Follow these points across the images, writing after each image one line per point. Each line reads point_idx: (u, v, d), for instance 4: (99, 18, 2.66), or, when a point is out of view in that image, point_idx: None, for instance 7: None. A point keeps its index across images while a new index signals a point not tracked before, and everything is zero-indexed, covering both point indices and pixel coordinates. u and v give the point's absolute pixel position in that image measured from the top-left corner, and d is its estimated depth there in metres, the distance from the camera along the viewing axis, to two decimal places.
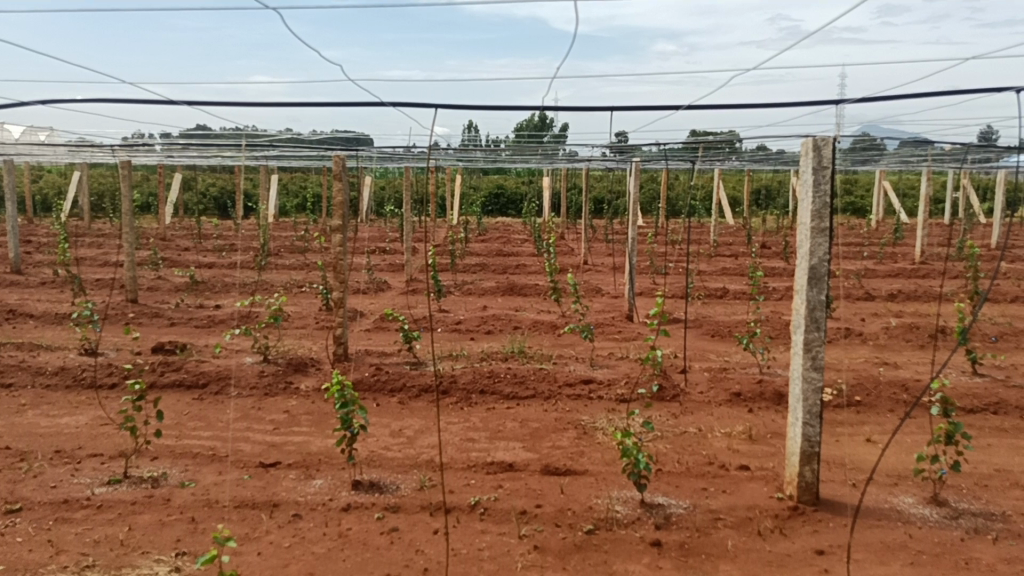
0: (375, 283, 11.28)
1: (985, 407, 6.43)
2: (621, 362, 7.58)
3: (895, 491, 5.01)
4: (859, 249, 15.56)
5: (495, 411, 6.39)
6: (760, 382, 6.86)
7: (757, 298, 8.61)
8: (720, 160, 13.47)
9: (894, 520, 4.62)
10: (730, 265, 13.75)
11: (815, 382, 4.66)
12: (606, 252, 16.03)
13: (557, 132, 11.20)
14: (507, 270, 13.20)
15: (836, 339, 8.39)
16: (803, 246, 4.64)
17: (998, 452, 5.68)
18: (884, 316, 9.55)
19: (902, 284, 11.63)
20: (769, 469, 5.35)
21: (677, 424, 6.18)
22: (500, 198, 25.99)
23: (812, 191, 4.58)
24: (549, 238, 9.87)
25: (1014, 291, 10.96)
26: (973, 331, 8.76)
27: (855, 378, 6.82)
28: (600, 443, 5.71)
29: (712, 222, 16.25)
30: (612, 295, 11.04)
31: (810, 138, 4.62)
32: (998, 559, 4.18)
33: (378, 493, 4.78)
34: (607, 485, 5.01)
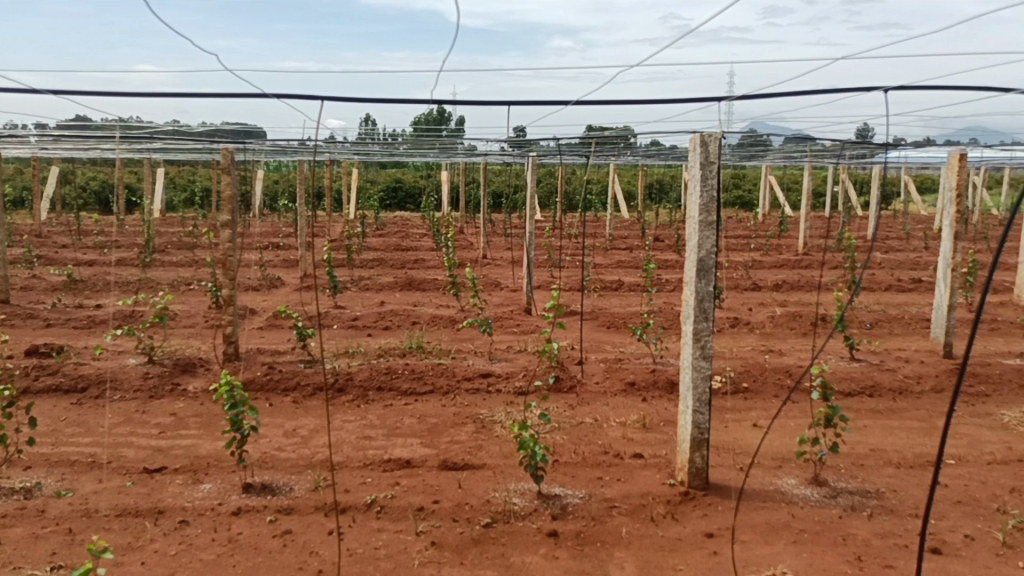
0: (268, 279, 10.99)
1: (862, 390, 6.78)
2: (519, 356, 7.62)
3: (779, 473, 5.23)
4: (746, 241, 16.16)
5: (393, 407, 6.33)
6: (653, 372, 7.03)
7: (650, 290, 8.81)
8: (615, 155, 13.70)
9: (778, 501, 4.82)
10: (625, 258, 14.03)
11: (704, 371, 4.80)
12: (504, 246, 16.08)
13: (454, 125, 11.16)
14: (405, 265, 13.09)
15: (725, 328, 8.67)
16: (692, 239, 4.76)
17: (874, 432, 6.00)
18: (769, 306, 9.94)
19: (786, 274, 12.13)
20: (662, 456, 5.49)
21: (574, 415, 6.27)
22: (397, 192, 25.76)
23: (700, 185, 4.72)
24: (446, 232, 9.82)
25: (888, 280, 11.59)
26: (851, 319, 9.21)
27: (742, 366, 7.07)
28: (498, 436, 5.74)
29: (608, 216, 16.54)
30: (511, 288, 11.08)
31: (698, 133, 4.75)
32: (872, 534, 4.41)
33: (271, 495, 4.66)
34: (504, 478, 5.04)
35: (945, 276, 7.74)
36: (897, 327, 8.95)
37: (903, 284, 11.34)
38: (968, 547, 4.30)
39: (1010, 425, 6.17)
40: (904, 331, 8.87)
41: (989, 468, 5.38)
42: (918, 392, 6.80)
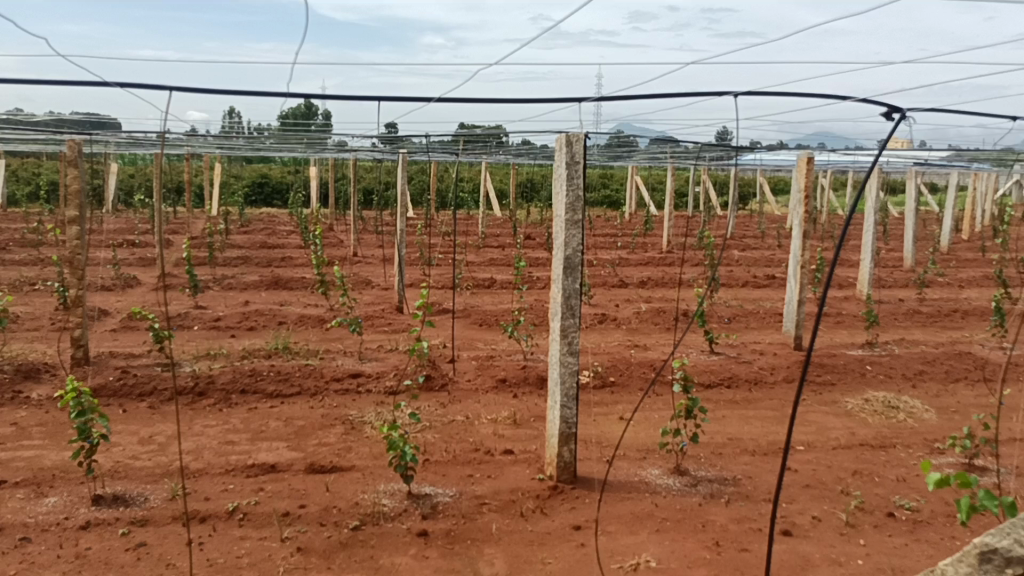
0: (123, 279, 10.42)
1: (721, 381, 7.09)
2: (390, 355, 7.54)
3: (643, 464, 5.39)
4: (613, 239, 16.60)
5: (257, 411, 6.13)
6: (524, 368, 7.11)
7: (521, 288, 8.91)
8: (486, 153, 13.76)
9: (642, 491, 4.97)
10: (497, 256, 14.13)
11: (571, 366, 4.89)
12: (375, 244, 15.87)
13: (323, 120, 10.90)
14: (272, 263, 12.70)
15: (593, 325, 8.87)
16: (558, 237, 4.83)
17: (731, 422, 6.29)
18: (636, 302, 10.25)
19: (650, 271, 12.54)
20: (531, 451, 5.56)
21: (445, 413, 6.26)
22: (264, 188, 24.97)
23: (566, 185, 4.80)
24: (315, 229, 9.59)
25: (745, 276, 12.18)
26: (711, 314, 9.64)
27: (609, 361, 7.26)
28: (368, 437, 5.65)
29: (480, 214, 16.60)
30: (382, 287, 10.95)
31: (563, 134, 4.84)
32: (730, 519, 4.61)
33: (124, 507, 4.41)
34: (373, 479, 4.97)
35: (796, 273, 8.19)
36: (753, 321, 9.41)
37: (758, 280, 11.93)
38: (816, 528, 4.57)
39: (853, 412, 6.60)
40: (759, 325, 9.34)
41: (834, 453, 5.74)
42: (771, 382, 7.18)
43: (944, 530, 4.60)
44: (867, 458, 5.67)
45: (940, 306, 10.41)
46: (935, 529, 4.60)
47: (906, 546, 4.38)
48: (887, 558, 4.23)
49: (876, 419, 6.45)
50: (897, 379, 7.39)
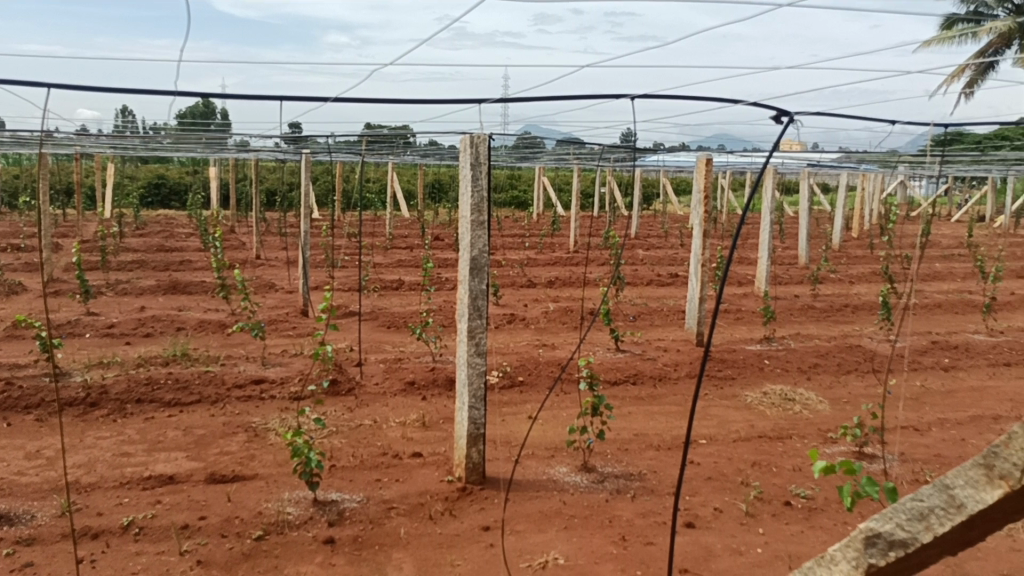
0: (6, 285, 9.87)
1: (626, 378, 7.23)
2: (294, 360, 7.38)
3: (551, 463, 5.44)
4: (521, 239, 16.71)
5: (154, 420, 5.90)
6: (432, 370, 7.08)
7: (429, 289, 8.87)
8: (392, 154, 13.64)
9: (550, 489, 5.01)
10: (404, 257, 14.02)
11: (478, 367, 4.89)
12: (279, 247, 15.52)
13: (223, 119, 10.61)
14: (169, 267, 12.27)
15: (501, 325, 8.91)
16: (464, 238, 4.82)
17: (637, 418, 6.41)
18: (543, 301, 10.33)
19: (558, 271, 12.67)
20: (440, 453, 5.54)
21: (352, 418, 6.17)
22: (160, 188, 24.09)
23: (471, 186, 4.81)
24: (215, 231, 9.30)
25: (649, 275, 12.45)
26: (617, 312, 9.81)
27: (517, 361, 7.30)
28: (272, 444, 5.52)
29: (387, 215, 16.42)
30: (286, 290, 10.72)
31: (466, 134, 4.85)
32: (635, 514, 4.70)
33: (8, 526, 4.18)
34: (278, 487, 4.86)
35: (697, 271, 8.42)
36: (657, 319, 9.62)
37: (662, 278, 12.20)
38: (717, 519, 4.71)
39: (752, 405, 6.82)
40: (663, 322, 9.56)
41: (734, 445, 5.92)
42: (675, 377, 7.36)
43: (836, 516, 4.81)
44: (765, 449, 5.87)
45: (832, 301, 10.87)
46: (829, 516, 4.80)
47: (802, 533, 4.56)
48: (785, 545, 4.39)
49: (774, 411, 6.68)
50: (793, 372, 7.68)
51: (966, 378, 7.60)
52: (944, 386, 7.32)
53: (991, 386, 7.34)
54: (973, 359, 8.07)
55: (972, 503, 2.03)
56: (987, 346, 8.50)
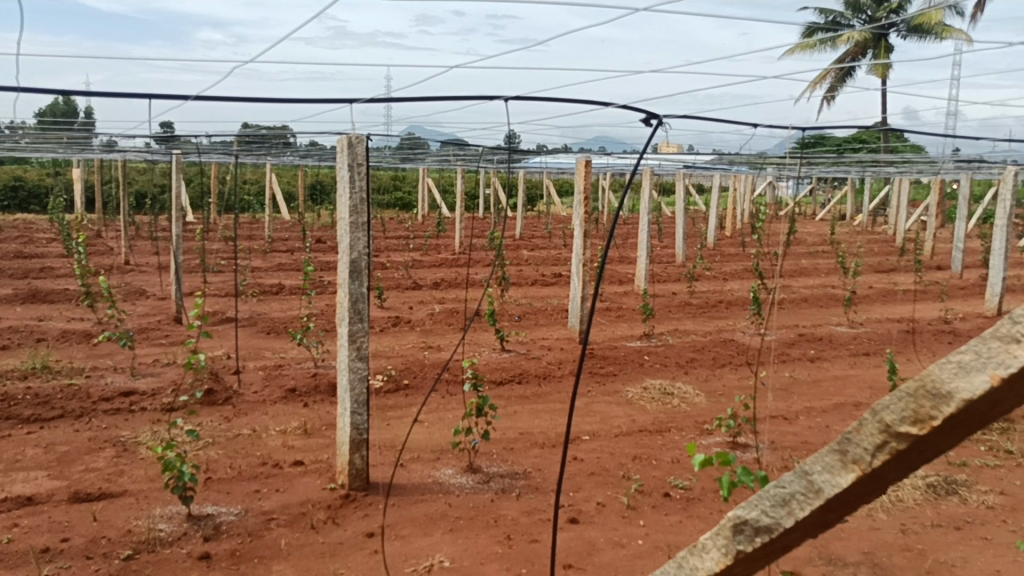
0: None
1: (512, 377, 7.28)
2: (167, 369, 7.06)
3: (437, 465, 5.42)
4: (406, 241, 16.58)
5: (11, 438, 5.53)
6: (314, 376, 6.92)
7: (310, 292, 8.66)
8: (271, 154, 13.27)
9: (435, 492, 4.99)
10: (285, 260, 13.65)
11: (360, 372, 4.81)
12: (150, 252, 14.85)
13: (86, 118, 10.04)
14: (28, 274, 11.53)
15: (386, 328, 8.80)
16: (343, 241, 4.73)
17: (522, 417, 6.46)
18: (428, 303, 10.28)
19: (443, 272, 12.63)
20: (323, 461, 5.41)
21: (229, 428, 5.95)
22: (18, 191, 22.64)
23: (349, 187, 4.74)
24: (78, 235, 8.80)
25: (533, 275, 12.59)
26: (502, 313, 9.87)
27: (402, 363, 7.23)
28: (142, 458, 5.27)
29: (267, 217, 15.94)
30: (158, 297, 10.27)
31: (343, 135, 4.78)
32: (521, 512, 4.73)
33: None
34: (149, 503, 4.64)
35: (579, 271, 8.56)
36: (542, 318, 9.74)
37: (546, 278, 12.36)
38: (600, 513, 4.80)
39: (633, 400, 6.99)
40: (548, 321, 9.67)
41: (616, 440, 6.06)
42: (559, 375, 7.46)
43: (712, 504, 4.99)
44: (646, 442, 6.03)
45: (707, 297, 11.28)
46: (705, 505, 4.98)
47: (680, 523, 4.70)
48: (664, 536, 4.51)
49: (654, 405, 6.88)
50: (672, 367, 7.92)
51: (830, 368, 8.03)
52: (810, 376, 7.72)
53: (853, 375, 7.79)
54: (837, 350, 8.54)
55: (828, 487, 2.13)
56: (849, 337, 9.02)
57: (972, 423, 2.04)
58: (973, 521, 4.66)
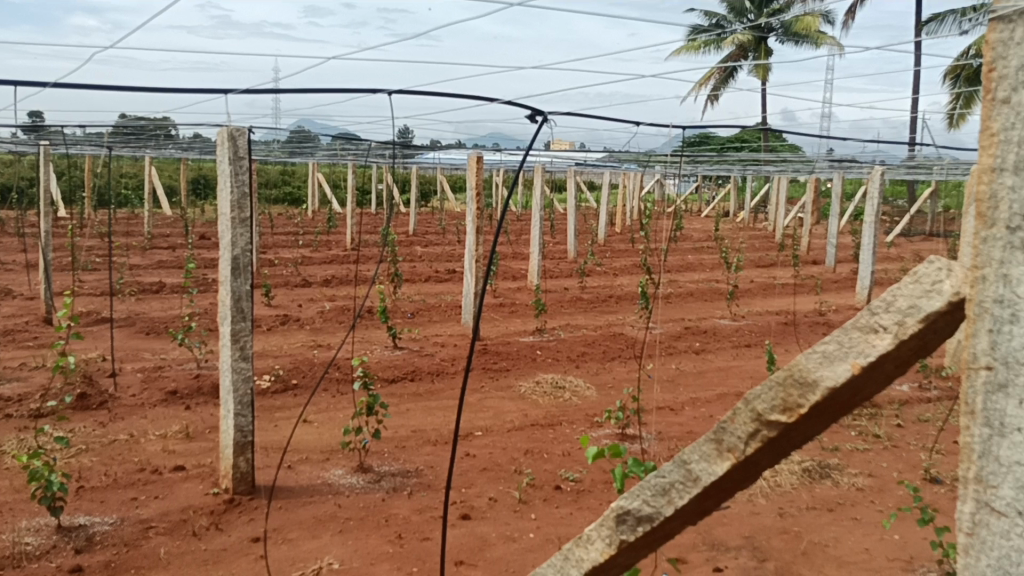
0: None
1: (404, 375, 7.22)
2: (35, 374, 6.66)
3: (326, 466, 5.31)
4: (295, 237, 16.19)
5: None
6: (197, 378, 6.67)
7: (192, 291, 8.34)
8: (149, 146, 12.70)
9: (324, 494, 4.89)
10: (166, 258, 13.10)
11: (244, 372, 4.66)
12: (17, 250, 13.98)
13: None
14: None
15: (274, 327, 8.57)
16: (224, 237, 4.57)
17: (414, 415, 6.41)
18: (319, 301, 10.08)
19: (334, 269, 12.40)
20: (206, 465, 5.22)
21: (104, 433, 5.67)
22: None
23: (231, 181, 4.58)
24: None
25: (426, 272, 12.52)
26: (395, 310, 9.76)
27: (291, 363, 7.05)
28: (7, 469, 4.95)
29: (146, 212, 15.27)
30: (26, 297, 9.68)
31: (224, 128, 4.63)
32: (412, 511, 4.69)
33: None
34: (14, 516, 4.37)
35: (472, 267, 8.57)
36: (435, 315, 9.69)
37: (439, 275, 12.30)
38: (491, 508, 4.81)
39: (526, 395, 7.05)
40: (441, 317, 9.64)
41: (509, 435, 6.09)
42: (452, 372, 7.43)
43: (602, 495, 5.07)
44: (537, 437, 6.08)
45: (598, 293, 11.48)
46: (595, 496, 5.05)
47: (570, 515, 4.76)
48: (555, 528, 4.56)
49: (546, 399, 6.95)
50: (563, 361, 8.03)
51: (714, 360, 8.31)
52: (695, 367, 7.97)
53: (735, 366, 8.09)
54: (720, 342, 8.85)
55: (705, 475, 2.20)
56: (731, 329, 9.36)
57: (836, 409, 2.15)
58: (844, 502, 4.92)
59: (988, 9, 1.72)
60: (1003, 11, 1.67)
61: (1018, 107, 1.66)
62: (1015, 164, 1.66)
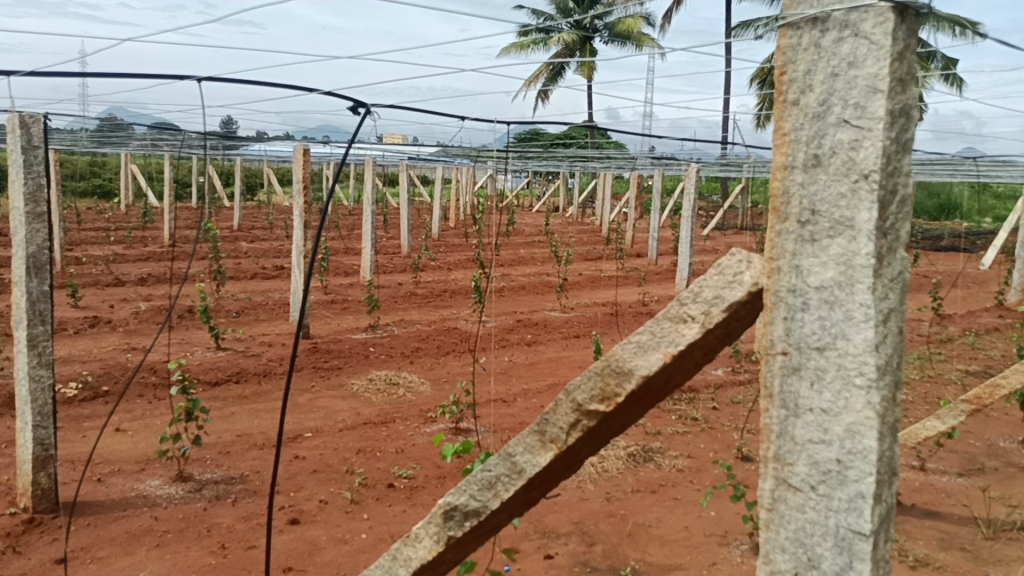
0: None
1: (228, 377, 6.89)
2: None
3: (141, 477, 4.98)
4: (107, 233, 15.11)
5: None
6: None
7: None
8: None
9: (139, 507, 4.58)
10: None
11: (44, 380, 4.27)
12: None
13: None
14: None
15: (82, 330, 7.95)
16: (17, 234, 4.18)
17: (239, 418, 6.14)
18: (133, 301, 9.44)
19: (151, 267, 11.67)
20: (2, 483, 4.76)
21: None
22: None
23: (22, 172, 4.22)
24: None
25: (252, 268, 12.03)
26: (217, 309, 9.31)
27: (101, 368, 6.56)
28: None
29: None
30: None
31: (14, 113, 4.24)
32: (236, 519, 4.49)
33: None
34: None
35: (299, 263, 8.30)
36: (262, 313, 9.33)
37: (266, 271, 11.86)
38: (322, 511, 4.68)
39: (358, 393, 6.92)
40: (268, 316, 9.29)
41: (339, 435, 5.96)
42: (280, 372, 7.17)
43: (435, 491, 5.05)
44: (370, 435, 5.97)
45: (431, 287, 11.45)
46: (428, 492, 5.02)
47: (403, 513, 4.70)
48: (387, 527, 4.50)
49: (379, 397, 6.85)
50: (397, 357, 7.95)
51: (545, 351, 8.50)
52: (526, 359, 8.12)
53: (565, 356, 8.31)
54: (551, 334, 9.06)
55: (530, 466, 2.23)
56: (562, 320, 9.62)
57: (651, 396, 2.24)
58: (666, 484, 5.16)
59: (779, 16, 1.84)
60: (792, 18, 1.79)
61: (805, 110, 1.78)
62: (804, 162, 1.78)
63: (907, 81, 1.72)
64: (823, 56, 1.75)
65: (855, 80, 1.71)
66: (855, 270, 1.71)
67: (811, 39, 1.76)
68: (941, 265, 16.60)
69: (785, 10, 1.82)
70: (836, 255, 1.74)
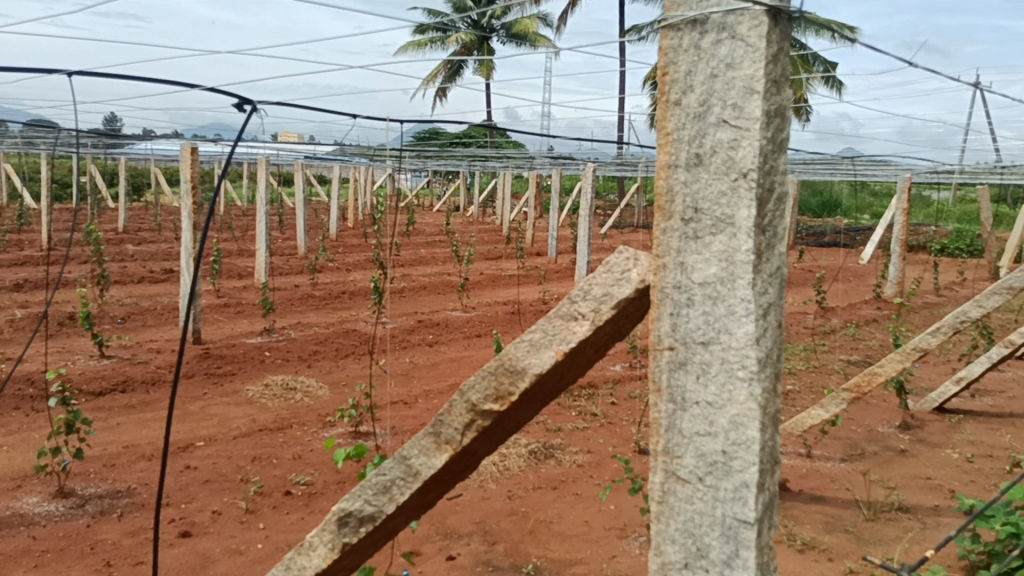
0: None
1: (113, 387, 6.58)
2: None
3: (17, 495, 4.70)
4: None
5: None
6: None
7: None
8: None
9: (16, 526, 4.32)
10: None
11: None
12: None
13: None
14: None
15: None
16: None
17: (125, 429, 5.87)
18: (7, 308, 8.90)
19: (27, 272, 11.02)
20: None
21: None
22: None
23: None
24: None
25: (139, 272, 11.52)
26: (101, 315, 8.88)
27: None
28: None
29: None
30: None
31: None
32: (123, 534, 4.29)
33: None
34: None
35: (188, 265, 8.01)
36: (150, 318, 8.96)
37: (154, 275, 11.39)
38: (215, 522, 4.53)
39: (253, 399, 6.73)
40: (157, 321, 8.92)
41: (233, 443, 5.76)
42: (169, 379, 6.89)
43: (334, 497, 4.95)
44: (266, 442, 5.80)
45: (329, 289, 11.24)
46: (327, 497, 4.92)
47: (301, 520, 4.59)
48: (284, 536, 4.38)
49: (275, 402, 6.68)
50: (293, 361, 7.77)
51: (446, 351, 8.47)
52: (428, 360, 8.07)
53: (466, 356, 8.30)
54: (452, 333, 9.04)
55: (424, 469, 2.21)
56: (463, 320, 9.60)
57: (544, 395, 2.25)
58: (567, 479, 5.22)
59: (661, 17, 1.87)
60: (673, 19, 1.82)
61: (687, 109, 1.81)
62: (686, 161, 1.82)
63: (781, 83, 1.78)
64: (703, 58, 1.79)
65: (733, 81, 1.76)
66: (736, 266, 1.76)
67: (692, 40, 1.80)
68: (824, 260, 17.41)
69: (667, 11, 1.85)
70: (718, 252, 1.79)
